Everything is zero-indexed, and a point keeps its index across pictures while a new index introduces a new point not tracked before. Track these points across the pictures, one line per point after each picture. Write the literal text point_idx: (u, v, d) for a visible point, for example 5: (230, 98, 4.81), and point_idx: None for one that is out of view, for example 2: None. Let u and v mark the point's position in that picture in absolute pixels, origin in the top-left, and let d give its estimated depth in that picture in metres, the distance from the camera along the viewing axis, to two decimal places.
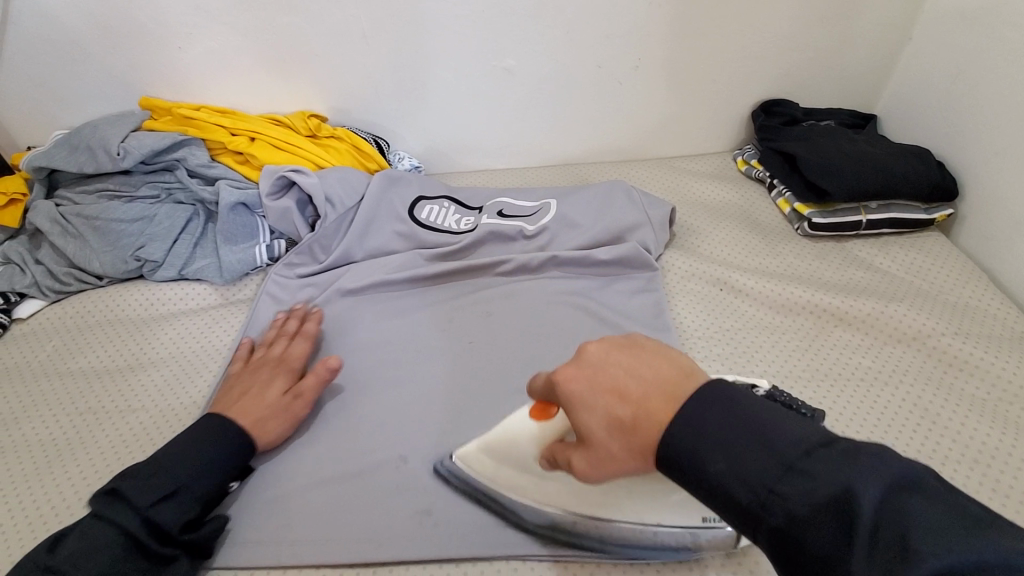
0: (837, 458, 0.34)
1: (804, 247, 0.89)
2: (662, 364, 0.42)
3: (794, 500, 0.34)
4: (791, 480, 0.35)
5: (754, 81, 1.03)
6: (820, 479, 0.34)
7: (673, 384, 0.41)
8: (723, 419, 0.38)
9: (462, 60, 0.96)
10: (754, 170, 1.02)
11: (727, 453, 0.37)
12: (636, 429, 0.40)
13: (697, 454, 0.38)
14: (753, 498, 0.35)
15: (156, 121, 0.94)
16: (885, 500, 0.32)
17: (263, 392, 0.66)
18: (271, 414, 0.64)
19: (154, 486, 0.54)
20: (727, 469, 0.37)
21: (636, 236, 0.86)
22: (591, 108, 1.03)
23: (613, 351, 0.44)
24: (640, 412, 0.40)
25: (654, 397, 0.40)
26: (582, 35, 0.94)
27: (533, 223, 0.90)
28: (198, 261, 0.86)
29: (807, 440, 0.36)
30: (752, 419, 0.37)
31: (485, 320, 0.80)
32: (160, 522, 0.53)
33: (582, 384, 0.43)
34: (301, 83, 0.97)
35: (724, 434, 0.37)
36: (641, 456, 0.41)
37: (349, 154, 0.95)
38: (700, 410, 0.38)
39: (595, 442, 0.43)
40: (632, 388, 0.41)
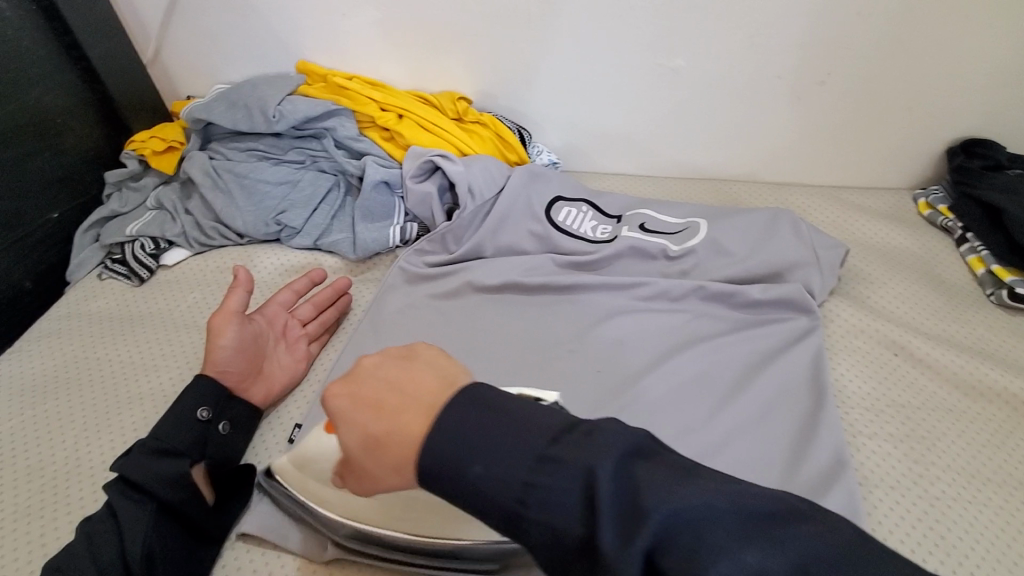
0: (578, 439, 0.34)
1: (1000, 320, 0.76)
2: (424, 374, 0.40)
3: (545, 493, 0.33)
4: (551, 474, 0.33)
5: (957, 114, 0.88)
6: (566, 466, 0.33)
7: (426, 395, 0.38)
8: (471, 422, 0.36)
9: (625, 54, 0.88)
10: (940, 217, 0.89)
11: (486, 455, 0.35)
12: (385, 446, 0.38)
13: (454, 465, 0.35)
14: (519, 501, 0.33)
15: (310, 86, 0.94)
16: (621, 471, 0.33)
17: (221, 341, 0.64)
18: (238, 350, 0.65)
19: (149, 462, 0.54)
20: (484, 471, 0.34)
21: (797, 277, 0.77)
22: (757, 122, 0.93)
23: (383, 364, 0.42)
24: (389, 427, 0.38)
25: (413, 409, 0.38)
26: (767, 40, 0.84)
27: (677, 243, 0.83)
28: (334, 234, 0.85)
29: (553, 426, 0.35)
30: (498, 416, 0.36)
31: (617, 345, 0.74)
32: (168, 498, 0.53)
33: (352, 397, 0.41)
34: (452, 62, 0.94)
35: (468, 437, 0.35)
36: (397, 472, 0.38)
37: (492, 142, 0.91)
38: (450, 418, 0.36)
39: (359, 463, 0.40)
40: (390, 401, 0.39)
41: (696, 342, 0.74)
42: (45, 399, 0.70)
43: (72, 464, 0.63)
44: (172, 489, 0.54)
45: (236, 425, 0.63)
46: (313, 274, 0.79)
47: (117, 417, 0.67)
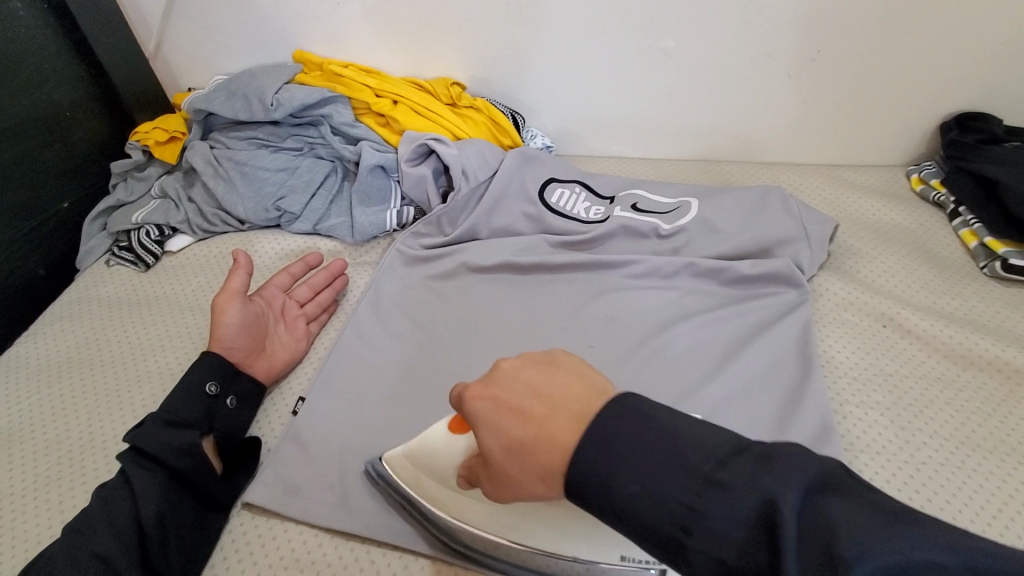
0: (752, 465, 0.33)
1: (991, 291, 0.76)
2: (569, 379, 0.41)
3: (711, 520, 0.32)
4: (710, 498, 0.33)
5: (951, 87, 0.88)
6: (731, 493, 0.32)
7: (578, 402, 0.39)
8: (627, 435, 0.36)
9: (616, 35, 0.89)
10: (933, 192, 0.89)
11: (641, 472, 0.34)
12: (532, 453, 0.39)
13: (604, 476, 0.35)
14: (670, 523, 0.33)
15: (307, 75, 0.96)
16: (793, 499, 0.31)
17: (224, 318, 0.67)
18: (243, 326, 0.68)
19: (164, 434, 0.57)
20: (641, 489, 0.34)
21: (787, 252, 0.78)
22: (749, 101, 0.93)
23: (527, 368, 0.43)
24: (538, 434, 0.38)
25: (561, 415, 0.38)
26: (757, 18, 0.84)
27: (669, 222, 0.84)
28: (332, 218, 0.87)
29: (720, 445, 0.34)
30: (662, 432, 0.35)
31: (610, 322, 0.76)
32: (183, 466, 0.56)
33: (495, 399, 0.42)
34: (446, 48, 0.95)
35: (630, 449, 0.35)
36: (542, 480, 0.39)
37: (485, 126, 0.93)
38: (612, 426, 0.36)
39: (500, 467, 0.41)
40: (537, 408, 0.40)
41: (687, 317, 0.75)
42: (58, 379, 0.73)
43: (83, 438, 0.66)
44: (185, 458, 0.56)
45: (242, 400, 0.65)
46: (309, 258, 0.81)
47: (126, 395, 0.70)
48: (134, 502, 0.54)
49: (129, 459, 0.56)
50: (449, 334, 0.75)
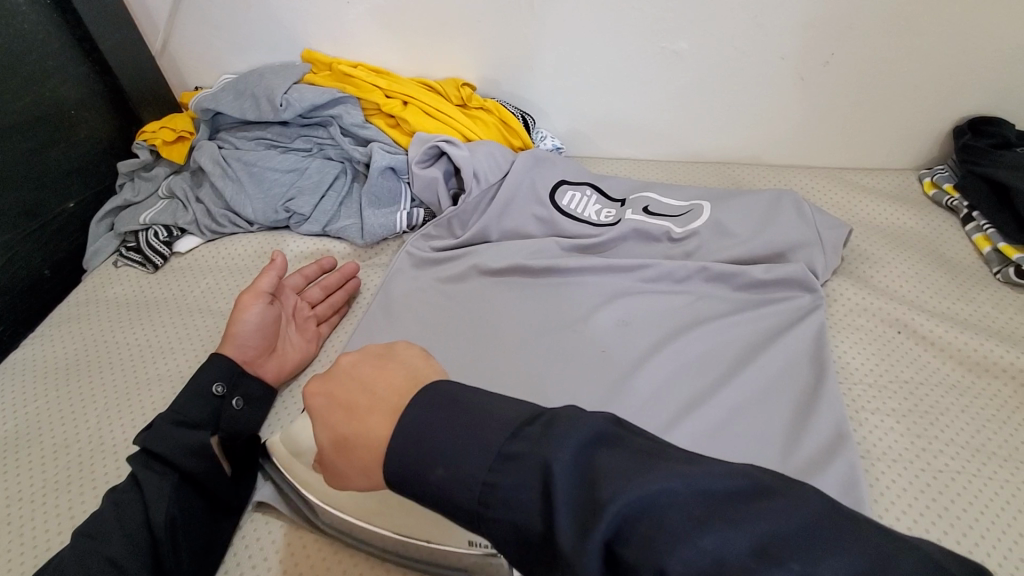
0: (539, 434, 0.35)
1: (1007, 297, 0.75)
2: (395, 372, 0.43)
3: (505, 492, 0.34)
4: (552, 502, 0.32)
5: (965, 90, 0.87)
6: (524, 463, 0.34)
7: (395, 394, 0.41)
8: (436, 419, 0.38)
9: (628, 36, 0.88)
10: (946, 196, 0.88)
11: (445, 452, 0.36)
12: (355, 444, 0.41)
13: (413, 464, 0.37)
14: (472, 498, 0.35)
15: (316, 75, 0.95)
16: (584, 460, 0.33)
17: (244, 316, 0.67)
18: (259, 330, 0.68)
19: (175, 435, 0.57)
20: (446, 474, 0.36)
21: (800, 257, 0.78)
22: (760, 104, 0.93)
23: (361, 361, 0.45)
24: (359, 427, 0.41)
25: (381, 408, 0.41)
26: (771, 20, 0.83)
27: (681, 225, 0.84)
28: (341, 220, 0.87)
29: (517, 418, 0.37)
30: (469, 412, 0.38)
31: (622, 326, 0.75)
32: (193, 469, 0.56)
33: (337, 391, 0.44)
34: (456, 49, 0.94)
35: (432, 434, 0.37)
36: (366, 471, 0.41)
37: (496, 128, 0.92)
38: (414, 414, 0.38)
39: (332, 460, 0.43)
40: (361, 402, 0.42)
41: (700, 322, 0.75)
42: (67, 381, 0.72)
43: (93, 442, 0.65)
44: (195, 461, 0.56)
45: (250, 401, 0.65)
46: (321, 262, 0.81)
47: (135, 398, 0.69)
48: (143, 507, 0.53)
49: (138, 459, 0.56)
50: (460, 338, 0.75)
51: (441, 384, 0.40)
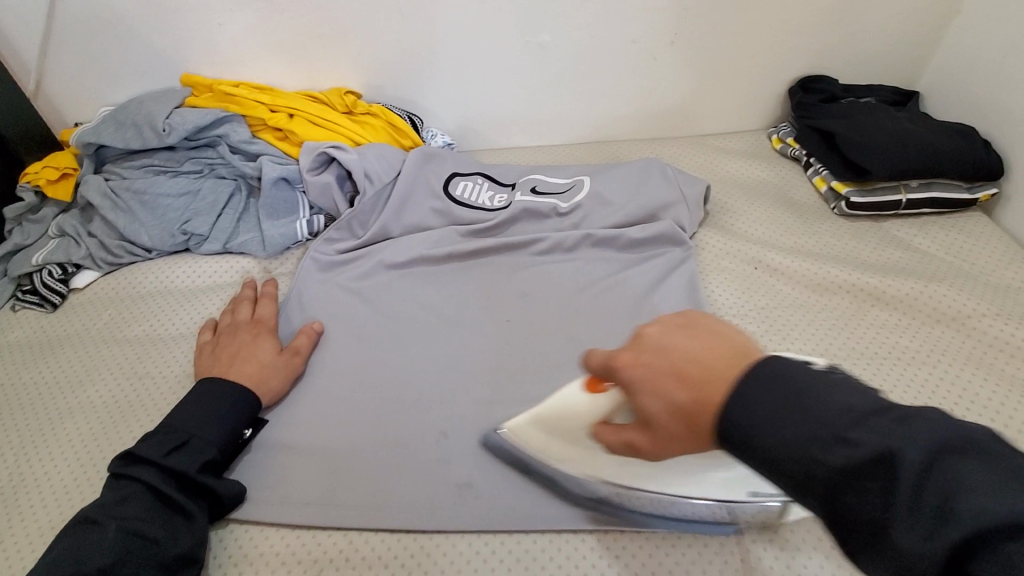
0: (892, 425, 0.34)
1: (841, 227, 0.88)
2: (719, 339, 0.41)
3: (869, 486, 0.33)
4: (838, 451, 0.34)
5: (792, 53, 1.00)
6: (865, 448, 0.34)
7: (723, 361, 0.39)
8: (786, 397, 0.37)
9: (495, 33, 0.95)
10: (790, 148, 1.01)
11: (777, 426, 0.36)
12: (699, 413, 0.39)
13: (750, 431, 0.37)
14: (800, 470, 0.35)
15: (197, 97, 0.96)
16: (934, 465, 0.33)
17: (256, 348, 0.71)
18: (267, 370, 0.69)
19: (169, 438, 0.58)
20: (779, 441, 0.36)
21: (670, 215, 0.87)
22: (624, 85, 1.02)
23: (664, 329, 0.42)
24: (704, 394, 0.39)
25: (715, 377, 0.39)
26: (618, 8, 0.92)
27: (567, 200, 0.91)
28: (241, 235, 0.88)
29: (862, 406, 0.35)
30: (806, 393, 0.36)
31: (523, 297, 0.82)
32: (180, 468, 0.57)
33: (636, 357, 0.42)
34: (337, 60, 0.98)
35: (790, 409, 0.36)
36: (701, 436, 0.40)
37: (384, 130, 0.96)
38: (767, 388, 0.37)
39: (657, 429, 0.41)
40: (690, 371, 0.39)
41: (591, 283, 0.83)
42: None
43: (8, 484, 0.65)
44: (182, 461, 0.57)
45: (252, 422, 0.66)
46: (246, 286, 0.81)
47: (47, 434, 0.69)
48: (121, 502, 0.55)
49: (126, 463, 0.57)
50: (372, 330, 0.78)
51: (777, 361, 0.39)
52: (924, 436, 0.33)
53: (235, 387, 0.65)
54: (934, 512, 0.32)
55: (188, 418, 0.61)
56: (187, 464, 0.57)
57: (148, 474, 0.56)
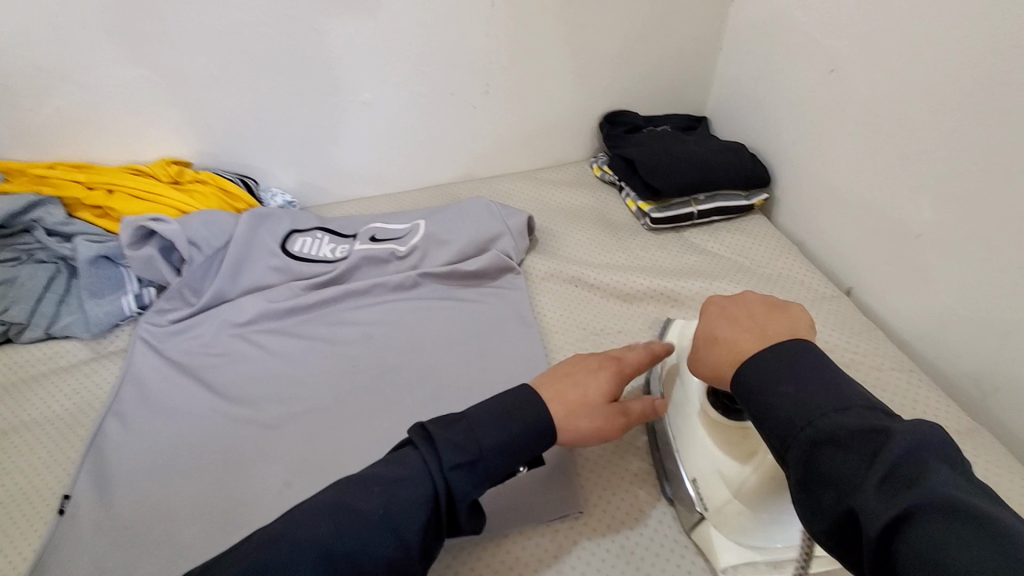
0: (875, 415, 0.40)
1: (649, 239, 0.99)
2: (784, 319, 0.52)
3: (841, 431, 0.40)
4: (839, 413, 0.41)
5: (594, 93, 1.13)
6: (857, 420, 0.40)
7: (774, 330, 0.50)
8: (811, 367, 0.45)
9: (322, 94, 1.00)
10: (606, 174, 1.13)
11: (796, 380, 0.44)
12: (718, 347, 0.52)
13: (766, 382, 0.45)
14: (801, 420, 0.42)
15: (7, 183, 0.93)
16: (908, 453, 0.37)
17: (589, 381, 0.61)
18: (586, 407, 0.59)
19: (460, 445, 0.50)
20: (794, 392, 0.44)
21: (499, 245, 0.94)
22: (453, 131, 1.10)
23: (759, 300, 0.55)
24: (734, 336, 0.52)
25: (750, 338, 0.50)
26: (432, 67, 1.01)
27: (404, 244, 0.96)
28: (64, 318, 0.86)
29: (869, 399, 0.42)
30: (809, 368, 0.45)
31: (363, 340, 0.85)
32: (455, 486, 0.49)
33: (712, 312, 0.56)
34: (160, 132, 0.99)
35: (802, 374, 0.44)
36: (716, 371, 0.52)
37: (215, 196, 0.97)
38: (789, 352, 0.46)
39: (698, 348, 0.55)
40: (741, 319, 0.53)
41: (428, 320, 0.87)
42: None
43: None
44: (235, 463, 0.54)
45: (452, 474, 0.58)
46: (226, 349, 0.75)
47: None
48: None
49: None
50: (204, 394, 0.78)
51: (804, 343, 0.47)
52: (915, 432, 0.38)
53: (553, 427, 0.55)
54: (919, 506, 0.34)
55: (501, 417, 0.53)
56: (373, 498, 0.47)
57: (418, 471, 0.49)
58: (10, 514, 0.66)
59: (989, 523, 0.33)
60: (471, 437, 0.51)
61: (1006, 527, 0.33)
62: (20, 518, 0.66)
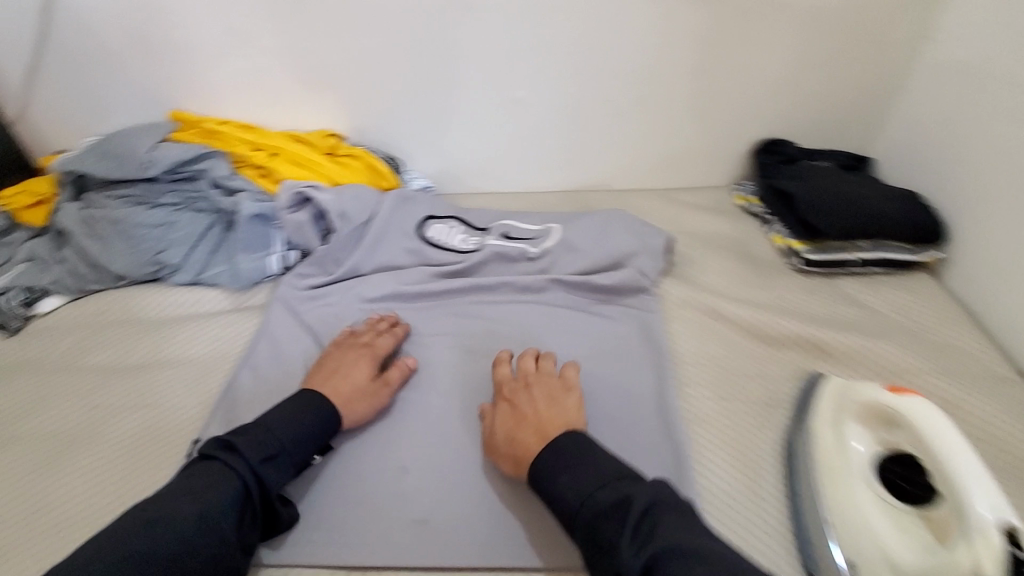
0: (632, 485, 0.54)
1: (796, 281, 0.92)
2: (559, 405, 0.66)
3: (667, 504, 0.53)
4: (635, 483, 0.55)
5: (751, 118, 1.07)
6: (679, 497, 0.53)
7: (546, 420, 0.64)
8: (564, 451, 0.59)
9: (477, 86, 1.00)
10: (752, 205, 1.06)
11: (568, 470, 0.57)
12: (516, 447, 0.64)
13: (551, 471, 0.58)
14: (609, 492, 0.54)
15: (182, 133, 0.99)
16: (646, 515, 0.51)
17: (351, 370, 0.72)
18: (356, 393, 0.70)
19: (261, 444, 0.60)
20: (567, 481, 0.56)
21: (634, 263, 0.90)
22: (596, 140, 1.08)
23: (542, 389, 0.69)
24: (548, 424, 0.64)
25: (550, 424, 0.64)
26: (589, 72, 0.99)
27: (536, 246, 0.94)
28: (214, 267, 0.90)
29: (608, 476, 0.56)
30: (577, 457, 0.58)
31: (488, 336, 0.83)
32: (265, 480, 0.58)
33: (504, 413, 0.68)
34: (321, 104, 1.02)
35: (587, 467, 0.57)
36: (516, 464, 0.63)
37: (364, 171, 1.00)
38: (559, 448, 0.59)
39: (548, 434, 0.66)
40: (563, 407, 0.66)
41: (554, 328, 0.84)
42: None
43: None
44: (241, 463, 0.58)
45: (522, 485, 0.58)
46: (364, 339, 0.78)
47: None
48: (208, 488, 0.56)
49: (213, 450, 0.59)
50: None
51: (575, 434, 0.61)
52: (664, 493, 0.53)
53: (329, 412, 0.67)
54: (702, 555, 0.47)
55: (278, 424, 0.63)
56: (192, 505, 0.53)
57: (221, 476, 0.56)
58: (148, 445, 0.70)
59: (707, 557, 0.47)
60: (265, 439, 0.60)
61: (715, 555, 0.48)
62: (156, 451, 0.70)
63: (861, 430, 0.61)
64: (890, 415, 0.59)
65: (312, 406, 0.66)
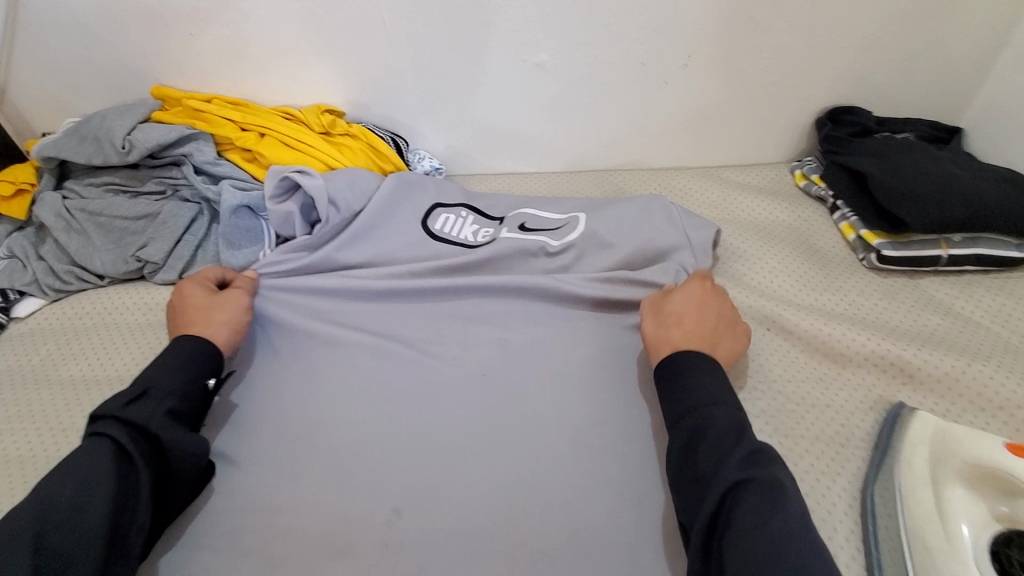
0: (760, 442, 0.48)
1: (870, 283, 0.77)
2: (735, 345, 0.62)
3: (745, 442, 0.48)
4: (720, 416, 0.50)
5: (818, 81, 0.90)
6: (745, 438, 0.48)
7: (680, 328, 0.60)
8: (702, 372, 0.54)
9: (491, 51, 0.86)
10: (814, 186, 0.91)
11: (697, 384, 0.53)
12: (670, 329, 0.60)
13: (684, 373, 0.54)
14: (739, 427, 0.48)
15: (166, 112, 0.90)
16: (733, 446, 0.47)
17: (189, 294, 0.68)
18: (213, 306, 0.68)
19: (125, 393, 0.53)
20: (702, 386, 0.52)
21: (674, 260, 0.77)
22: (630, 111, 0.93)
23: (738, 327, 0.63)
24: (691, 324, 0.60)
25: (692, 335, 0.59)
26: (624, 29, 0.83)
27: (558, 239, 0.81)
28: (199, 266, 0.81)
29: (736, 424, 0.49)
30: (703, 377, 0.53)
31: (500, 348, 0.72)
32: (136, 417, 0.51)
33: (694, 306, 0.63)
34: (317, 76, 0.91)
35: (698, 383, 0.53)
36: (660, 336, 0.61)
37: (363, 153, 0.88)
38: (693, 366, 0.55)
39: (664, 315, 0.62)
40: (721, 332, 0.61)
41: (571, 331, 0.71)
42: None
43: None
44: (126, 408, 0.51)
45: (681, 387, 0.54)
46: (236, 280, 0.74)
47: None
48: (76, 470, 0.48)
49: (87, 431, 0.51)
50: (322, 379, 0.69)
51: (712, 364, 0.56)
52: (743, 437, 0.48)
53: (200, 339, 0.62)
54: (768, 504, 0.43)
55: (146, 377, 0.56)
56: (69, 486, 0.46)
57: (94, 448, 0.49)
58: None
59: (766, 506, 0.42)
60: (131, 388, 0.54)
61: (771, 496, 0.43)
62: None
63: (970, 502, 0.49)
64: (1010, 485, 0.48)
65: (181, 348, 0.60)
